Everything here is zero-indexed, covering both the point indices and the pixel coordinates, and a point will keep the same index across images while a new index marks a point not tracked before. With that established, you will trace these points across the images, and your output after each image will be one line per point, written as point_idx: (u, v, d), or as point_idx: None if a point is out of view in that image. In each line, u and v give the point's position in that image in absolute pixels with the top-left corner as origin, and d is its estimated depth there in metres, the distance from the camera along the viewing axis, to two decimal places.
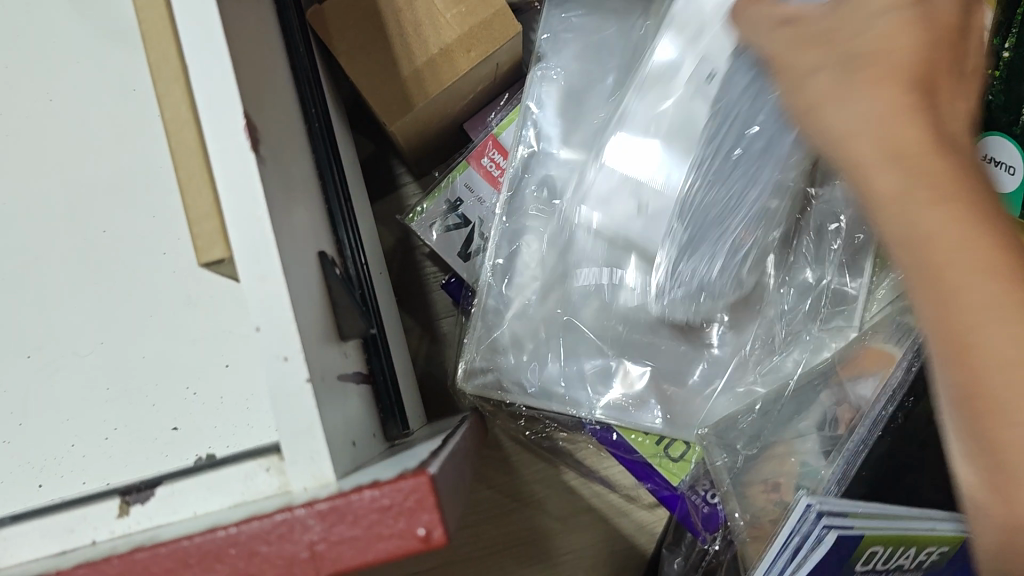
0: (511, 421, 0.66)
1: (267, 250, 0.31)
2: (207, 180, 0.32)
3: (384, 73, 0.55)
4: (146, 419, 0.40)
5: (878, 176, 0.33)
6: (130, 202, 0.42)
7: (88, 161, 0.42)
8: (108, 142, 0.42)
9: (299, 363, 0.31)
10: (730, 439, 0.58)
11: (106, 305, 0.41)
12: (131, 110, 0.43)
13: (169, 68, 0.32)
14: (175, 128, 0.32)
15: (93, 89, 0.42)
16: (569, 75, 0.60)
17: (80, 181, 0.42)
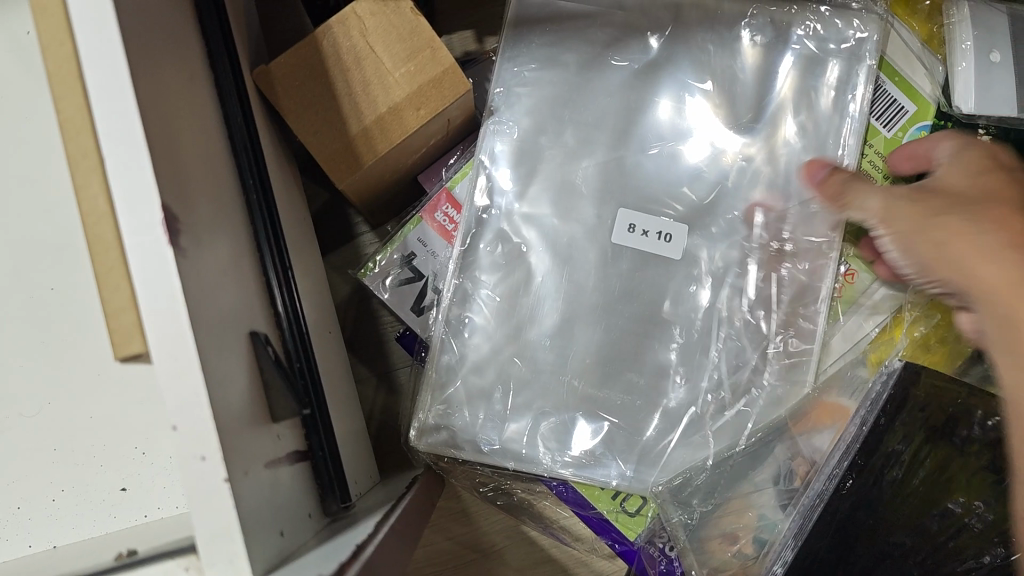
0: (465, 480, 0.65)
1: (185, 346, 0.31)
2: (124, 274, 0.31)
3: (332, 131, 0.54)
4: (95, 481, 0.48)
5: (980, 268, 0.46)
6: (67, 268, 0.49)
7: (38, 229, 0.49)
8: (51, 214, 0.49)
9: (217, 462, 0.30)
10: (686, 497, 0.58)
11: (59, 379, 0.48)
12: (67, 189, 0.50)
13: (87, 161, 0.32)
14: (92, 221, 0.31)
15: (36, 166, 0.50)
16: (522, 130, 0.60)
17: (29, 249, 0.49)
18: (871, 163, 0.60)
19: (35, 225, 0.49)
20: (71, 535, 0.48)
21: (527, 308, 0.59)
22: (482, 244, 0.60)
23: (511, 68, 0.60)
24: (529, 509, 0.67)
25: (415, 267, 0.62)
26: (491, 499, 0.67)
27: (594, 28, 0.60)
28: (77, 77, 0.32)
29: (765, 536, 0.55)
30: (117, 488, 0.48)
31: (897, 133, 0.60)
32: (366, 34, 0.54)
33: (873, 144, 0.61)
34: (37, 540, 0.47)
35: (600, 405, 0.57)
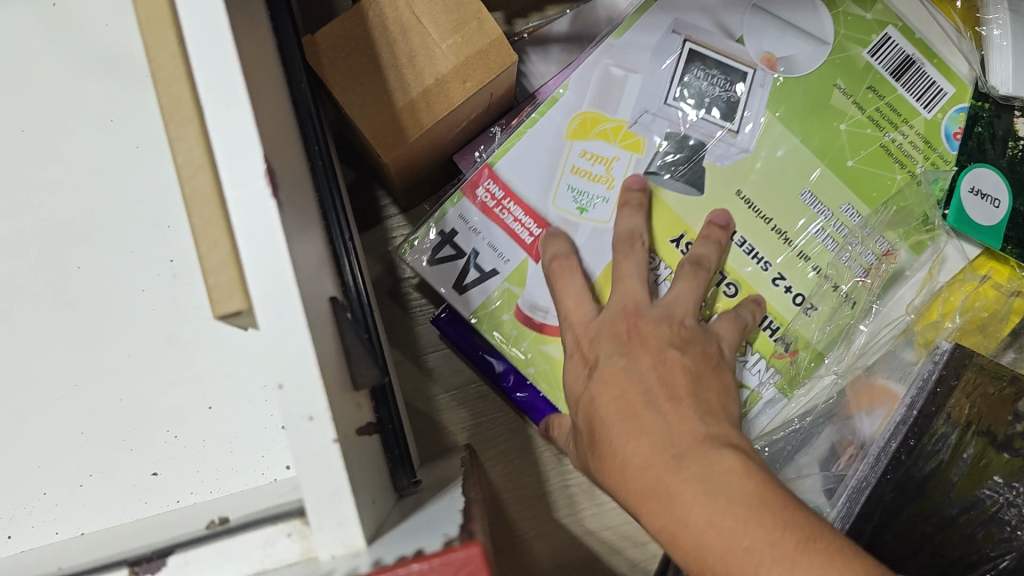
0: (494, 430, 0.67)
1: (290, 301, 0.29)
2: (224, 228, 0.30)
3: (377, 104, 0.53)
4: (128, 468, 0.52)
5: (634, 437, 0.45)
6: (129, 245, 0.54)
7: None
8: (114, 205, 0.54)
9: (326, 423, 0.29)
10: None
11: None
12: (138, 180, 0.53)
13: (182, 112, 0.30)
14: (188, 174, 0.30)
15: None
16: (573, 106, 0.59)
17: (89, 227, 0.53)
18: (913, 143, 0.59)
19: (127, 230, 0.53)
20: (104, 521, 0.51)
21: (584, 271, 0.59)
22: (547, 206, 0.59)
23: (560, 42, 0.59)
24: (565, 486, 0.67)
25: (455, 245, 0.60)
26: (518, 456, 0.67)
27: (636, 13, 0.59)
28: (171, 23, 0.30)
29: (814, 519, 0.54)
30: (149, 473, 0.52)
31: (937, 115, 0.59)
32: (412, 5, 0.53)
33: (914, 124, 0.59)
34: (66, 526, 0.51)
35: None
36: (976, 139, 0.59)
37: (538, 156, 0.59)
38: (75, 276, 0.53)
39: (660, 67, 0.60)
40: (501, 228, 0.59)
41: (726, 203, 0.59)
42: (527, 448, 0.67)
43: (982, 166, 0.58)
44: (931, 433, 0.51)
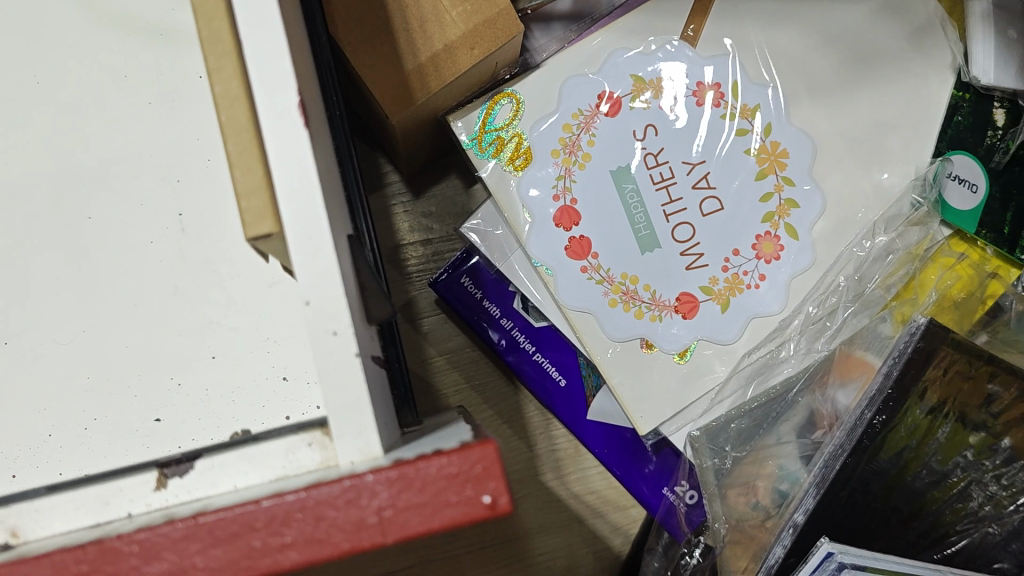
0: (486, 395, 0.69)
1: (320, 225, 0.32)
2: (257, 155, 0.32)
3: (389, 66, 0.55)
4: (129, 411, 0.46)
5: None
6: None
7: None
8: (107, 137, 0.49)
9: (348, 338, 0.31)
10: (722, 442, 0.60)
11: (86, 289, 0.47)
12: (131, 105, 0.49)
13: (221, 45, 0.32)
14: (225, 104, 0.32)
15: None
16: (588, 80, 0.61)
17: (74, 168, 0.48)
18: None
19: (139, 181, 0.48)
20: (103, 466, 0.45)
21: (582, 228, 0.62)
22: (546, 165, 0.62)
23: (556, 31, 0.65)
24: (551, 451, 0.69)
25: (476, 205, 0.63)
26: (508, 420, 0.69)
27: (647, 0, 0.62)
28: None
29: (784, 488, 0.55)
30: (151, 419, 0.46)
31: None
32: None
33: None
34: (65, 469, 0.45)
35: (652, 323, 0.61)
36: (955, 128, 0.58)
37: (542, 109, 0.62)
38: (81, 224, 0.47)
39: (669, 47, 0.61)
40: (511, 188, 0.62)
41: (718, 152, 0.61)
42: (516, 411, 0.69)
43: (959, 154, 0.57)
44: (906, 412, 0.50)
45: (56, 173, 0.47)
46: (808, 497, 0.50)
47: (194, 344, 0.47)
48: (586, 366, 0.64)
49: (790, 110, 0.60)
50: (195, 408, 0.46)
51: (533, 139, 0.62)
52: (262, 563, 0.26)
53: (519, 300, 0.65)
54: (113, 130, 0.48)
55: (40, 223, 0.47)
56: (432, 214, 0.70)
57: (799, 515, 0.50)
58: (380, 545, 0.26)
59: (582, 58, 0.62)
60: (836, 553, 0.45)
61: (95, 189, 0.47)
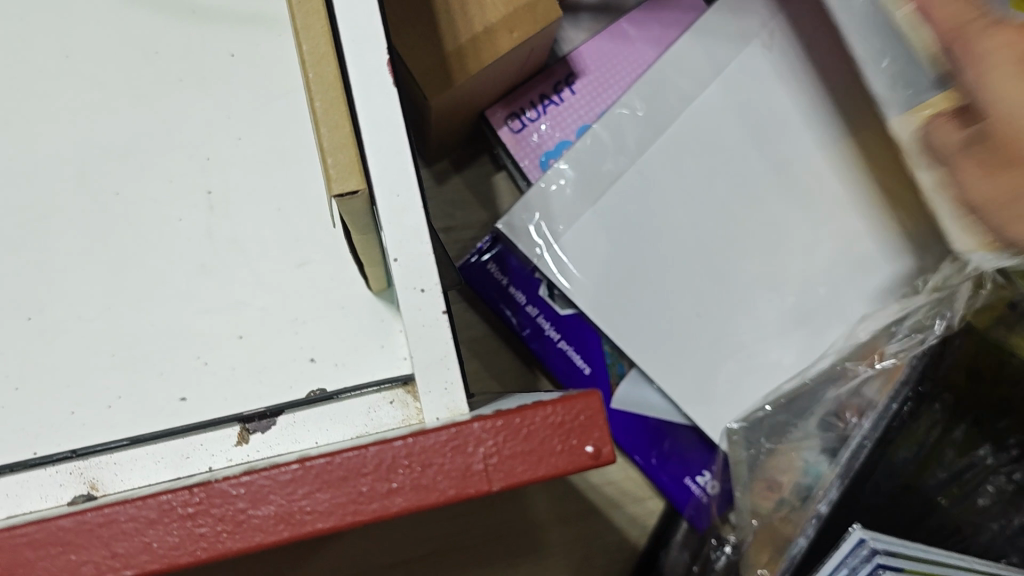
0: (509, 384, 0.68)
1: (410, 182, 0.32)
2: (344, 114, 0.31)
3: (428, 47, 0.56)
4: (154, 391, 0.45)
5: None
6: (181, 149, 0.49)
7: (116, 123, 0.49)
8: (141, 112, 0.50)
9: (436, 294, 0.31)
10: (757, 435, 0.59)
11: (120, 259, 0.47)
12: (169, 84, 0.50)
13: (310, 3, 0.32)
14: (313, 61, 0.31)
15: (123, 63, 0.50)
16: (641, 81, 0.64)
17: (110, 141, 0.49)
18: None
19: (167, 161, 0.49)
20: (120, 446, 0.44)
21: (623, 215, 0.63)
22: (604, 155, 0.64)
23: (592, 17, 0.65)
24: None
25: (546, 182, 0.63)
26: None
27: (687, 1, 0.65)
28: None
29: (810, 480, 0.56)
30: (177, 398, 0.45)
31: None
32: None
33: None
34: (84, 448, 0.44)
35: (693, 307, 0.62)
36: None
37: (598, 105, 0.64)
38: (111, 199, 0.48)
39: (707, 44, 0.64)
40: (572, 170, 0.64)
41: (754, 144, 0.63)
42: None
43: None
44: None
45: (86, 145, 0.49)
46: (835, 487, 0.51)
47: (221, 324, 0.47)
48: (611, 355, 0.64)
49: None
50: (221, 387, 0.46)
51: (597, 130, 0.64)
52: (372, 507, 0.26)
53: (545, 287, 0.65)
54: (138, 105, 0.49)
55: (72, 198, 0.48)
56: (456, 202, 0.70)
57: (824, 506, 0.51)
58: (486, 494, 0.26)
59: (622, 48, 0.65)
60: (868, 539, 0.42)
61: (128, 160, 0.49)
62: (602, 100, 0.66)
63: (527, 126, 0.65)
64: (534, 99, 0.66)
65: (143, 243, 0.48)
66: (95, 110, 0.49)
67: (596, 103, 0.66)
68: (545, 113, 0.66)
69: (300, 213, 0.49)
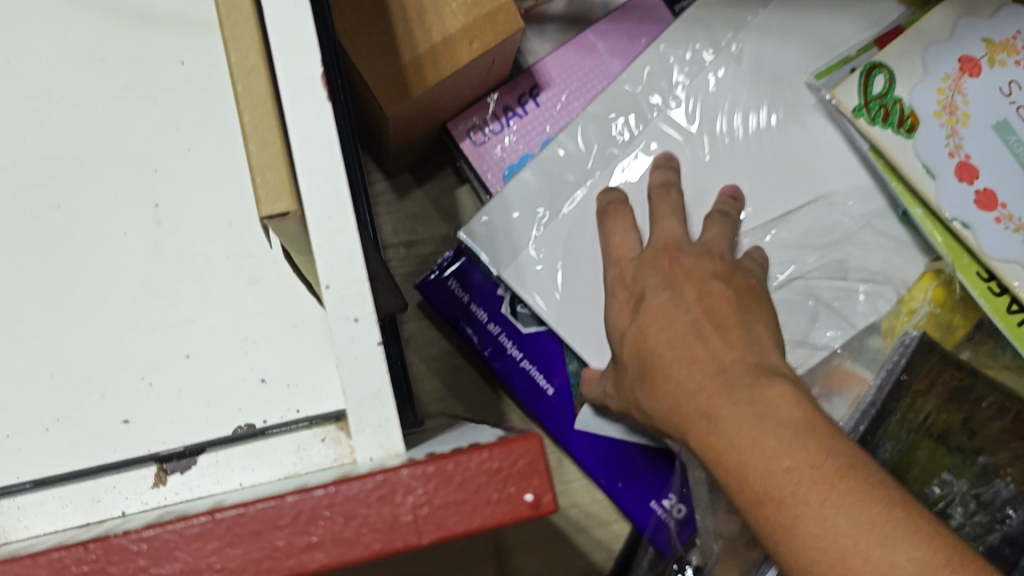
0: (470, 405, 0.66)
1: (344, 204, 0.29)
2: (274, 130, 0.29)
3: (383, 58, 0.54)
4: (94, 413, 0.43)
5: (760, 453, 0.39)
6: (122, 159, 0.47)
7: (50, 132, 0.47)
8: (74, 121, 0.47)
9: (370, 324, 0.29)
10: None
11: (49, 279, 0.45)
12: (106, 90, 0.48)
13: (238, 11, 0.30)
14: (241, 72, 0.29)
15: (57, 70, 0.47)
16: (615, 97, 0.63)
17: (40, 152, 0.46)
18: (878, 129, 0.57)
19: (112, 171, 0.47)
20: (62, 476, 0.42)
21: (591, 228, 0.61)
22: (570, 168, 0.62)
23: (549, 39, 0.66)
24: None
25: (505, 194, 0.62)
26: None
27: (651, 24, 0.66)
28: None
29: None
30: (119, 422, 0.43)
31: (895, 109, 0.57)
32: None
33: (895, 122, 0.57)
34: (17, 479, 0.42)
35: None
36: None
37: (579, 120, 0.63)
38: (47, 211, 0.46)
39: (674, 59, 0.63)
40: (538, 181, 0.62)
41: (725, 162, 0.62)
42: None
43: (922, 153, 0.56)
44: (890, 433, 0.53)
45: (15, 155, 0.46)
46: None
47: (167, 341, 0.45)
48: (575, 375, 0.62)
49: (795, 117, 0.62)
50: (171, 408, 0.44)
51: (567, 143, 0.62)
52: (288, 564, 0.24)
53: (507, 305, 0.63)
54: (77, 113, 0.47)
55: (1, 211, 0.45)
56: (418, 216, 0.68)
57: None
58: (415, 547, 0.24)
59: (594, 63, 0.65)
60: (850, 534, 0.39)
61: (57, 171, 0.46)
62: (566, 115, 0.65)
63: (490, 139, 0.64)
64: (497, 111, 0.64)
65: (74, 262, 0.45)
66: (26, 118, 0.47)
67: (561, 116, 0.65)
68: (508, 126, 0.64)
69: (245, 230, 0.47)
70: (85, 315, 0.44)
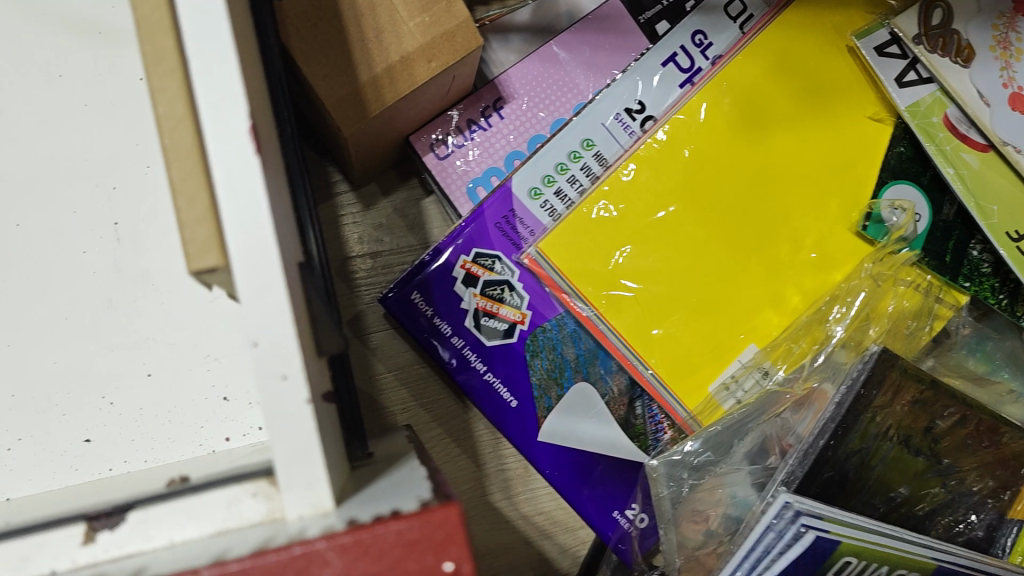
0: (435, 419, 0.67)
1: (271, 261, 0.29)
2: (202, 183, 0.29)
3: (342, 77, 0.53)
4: (58, 432, 0.52)
5: None
6: (87, 178, 0.54)
7: (15, 153, 0.53)
8: (36, 137, 0.54)
9: (297, 382, 0.29)
10: (681, 472, 0.58)
11: (24, 292, 0.52)
12: (74, 116, 0.54)
13: (166, 64, 0.29)
14: (168, 126, 0.29)
15: (22, 91, 0.54)
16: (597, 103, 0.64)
17: (10, 173, 0.53)
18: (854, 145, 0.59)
19: (72, 190, 0.54)
20: (28, 486, 0.51)
21: None
22: (555, 174, 0.63)
23: (511, 49, 0.66)
24: (501, 470, 0.67)
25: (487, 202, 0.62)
26: (454, 446, 0.67)
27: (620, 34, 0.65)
28: None
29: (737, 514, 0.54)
30: (82, 440, 0.52)
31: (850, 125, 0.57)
32: None
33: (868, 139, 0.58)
34: None
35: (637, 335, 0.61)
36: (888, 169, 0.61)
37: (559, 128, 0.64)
38: (12, 231, 0.53)
39: (645, 67, 0.64)
40: (518, 189, 0.63)
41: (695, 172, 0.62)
42: (466, 431, 0.67)
43: (902, 184, 0.61)
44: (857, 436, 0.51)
45: None
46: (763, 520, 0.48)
47: (130, 363, 0.53)
48: (538, 387, 0.62)
49: None
50: (127, 426, 0.53)
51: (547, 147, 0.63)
52: None
53: (471, 318, 0.63)
54: (57, 139, 0.54)
55: None
56: (385, 227, 0.68)
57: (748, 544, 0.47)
58: None
59: (560, 73, 0.65)
60: (792, 502, 0.44)
61: (25, 191, 0.53)
62: (531, 124, 0.65)
63: (453, 152, 0.64)
64: (460, 125, 0.64)
65: (43, 280, 0.53)
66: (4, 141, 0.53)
67: (523, 125, 0.65)
68: (471, 139, 0.64)
69: None
70: (56, 330, 0.52)
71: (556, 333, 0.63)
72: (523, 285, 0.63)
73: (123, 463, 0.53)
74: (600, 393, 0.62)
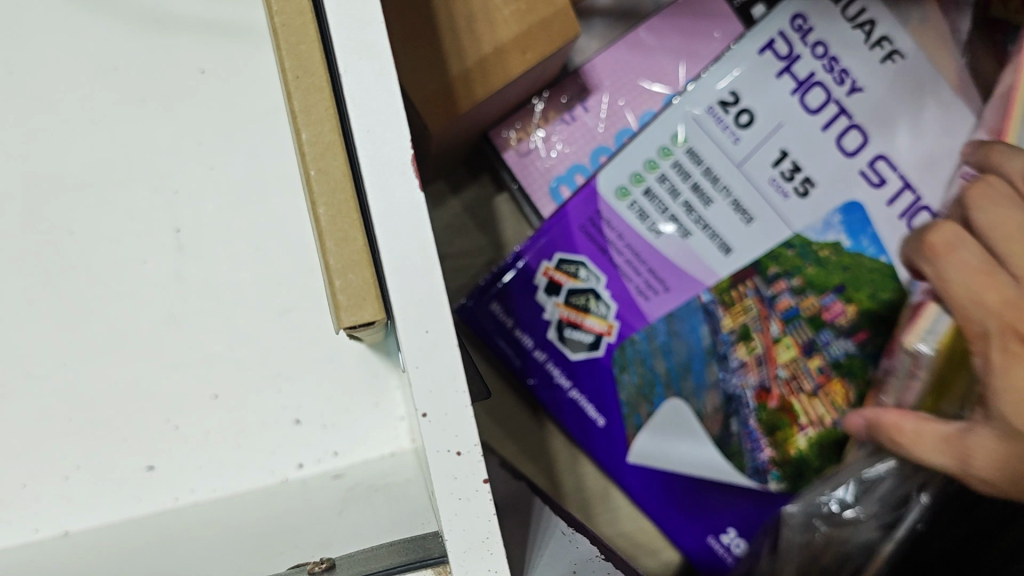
0: (511, 435, 0.62)
1: (441, 311, 0.25)
2: (358, 221, 0.25)
3: (431, 71, 0.48)
4: (118, 459, 0.45)
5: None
6: (147, 181, 0.49)
7: (69, 156, 0.48)
8: (94, 136, 0.49)
9: (476, 457, 0.25)
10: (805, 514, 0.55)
11: (82, 307, 0.47)
12: (136, 115, 0.49)
13: (312, 78, 0.26)
14: (315, 154, 0.25)
15: (78, 88, 0.49)
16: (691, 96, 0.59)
17: (66, 178, 0.48)
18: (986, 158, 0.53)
19: (132, 193, 0.48)
20: (88, 520, 0.44)
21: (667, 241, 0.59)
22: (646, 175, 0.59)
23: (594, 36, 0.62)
24: (580, 489, 0.62)
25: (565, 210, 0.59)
26: (532, 464, 0.62)
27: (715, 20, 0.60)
28: None
29: None
30: (144, 467, 0.45)
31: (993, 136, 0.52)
32: None
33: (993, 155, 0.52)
34: (45, 524, 0.44)
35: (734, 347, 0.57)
36: None
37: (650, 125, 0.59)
38: (65, 239, 0.47)
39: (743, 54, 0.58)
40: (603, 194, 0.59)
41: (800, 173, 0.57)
42: (542, 447, 0.63)
43: None
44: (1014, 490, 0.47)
45: (38, 179, 0.47)
46: None
47: (194, 385, 0.47)
48: (627, 405, 0.59)
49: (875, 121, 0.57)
50: (194, 454, 0.46)
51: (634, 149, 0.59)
52: None
53: (554, 330, 0.59)
54: (111, 137, 0.49)
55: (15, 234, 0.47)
56: (454, 229, 0.63)
57: None
58: None
59: (648, 60, 0.60)
60: None
61: (81, 197, 0.48)
62: (615, 117, 0.60)
63: (537, 147, 0.60)
64: (544, 117, 0.60)
65: (104, 291, 0.47)
66: (64, 144, 0.48)
67: (609, 118, 0.60)
68: (556, 133, 0.60)
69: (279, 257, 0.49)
70: (119, 349, 0.47)
71: (647, 346, 0.59)
72: (611, 293, 0.59)
73: (187, 493, 0.45)
74: (693, 407, 0.58)
